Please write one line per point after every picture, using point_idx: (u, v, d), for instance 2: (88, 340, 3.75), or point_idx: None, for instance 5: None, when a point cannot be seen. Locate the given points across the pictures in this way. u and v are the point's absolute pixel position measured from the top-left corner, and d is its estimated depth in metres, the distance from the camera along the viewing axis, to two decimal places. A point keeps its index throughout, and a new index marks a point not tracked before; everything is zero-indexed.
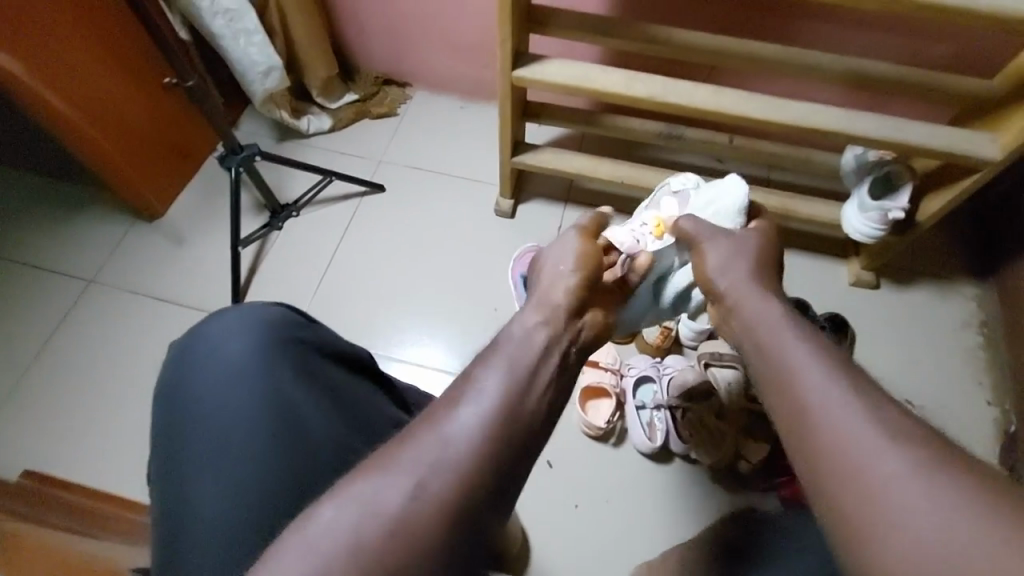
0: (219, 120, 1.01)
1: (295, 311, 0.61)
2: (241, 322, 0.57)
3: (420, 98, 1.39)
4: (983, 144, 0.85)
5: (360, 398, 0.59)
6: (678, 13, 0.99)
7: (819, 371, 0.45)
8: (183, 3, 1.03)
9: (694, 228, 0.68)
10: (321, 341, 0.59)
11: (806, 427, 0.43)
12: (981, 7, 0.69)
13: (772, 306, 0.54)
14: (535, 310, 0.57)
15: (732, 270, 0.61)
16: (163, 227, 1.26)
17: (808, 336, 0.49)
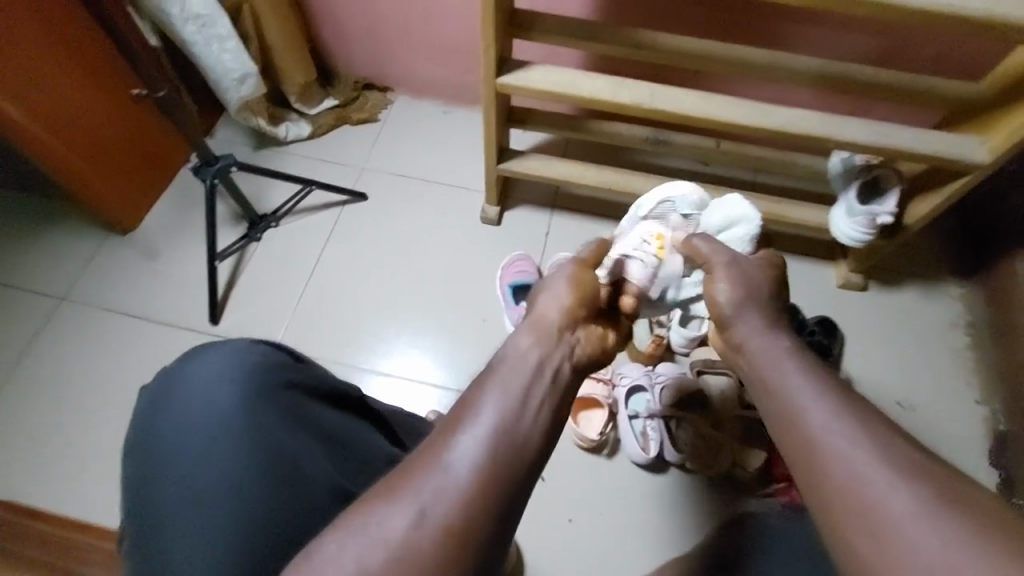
0: (192, 131, 0.97)
1: (279, 348, 0.58)
2: (223, 360, 0.53)
3: (402, 103, 1.36)
4: (972, 147, 0.84)
5: (347, 435, 0.57)
6: (664, 17, 0.98)
7: (819, 401, 0.48)
8: (151, 8, 0.99)
9: (709, 251, 0.66)
10: (308, 381, 0.57)
11: (819, 461, 0.44)
12: (970, 13, 0.68)
13: (774, 336, 0.57)
14: (526, 331, 0.55)
15: (740, 299, 0.61)
16: (137, 241, 1.21)
17: (810, 367, 0.52)
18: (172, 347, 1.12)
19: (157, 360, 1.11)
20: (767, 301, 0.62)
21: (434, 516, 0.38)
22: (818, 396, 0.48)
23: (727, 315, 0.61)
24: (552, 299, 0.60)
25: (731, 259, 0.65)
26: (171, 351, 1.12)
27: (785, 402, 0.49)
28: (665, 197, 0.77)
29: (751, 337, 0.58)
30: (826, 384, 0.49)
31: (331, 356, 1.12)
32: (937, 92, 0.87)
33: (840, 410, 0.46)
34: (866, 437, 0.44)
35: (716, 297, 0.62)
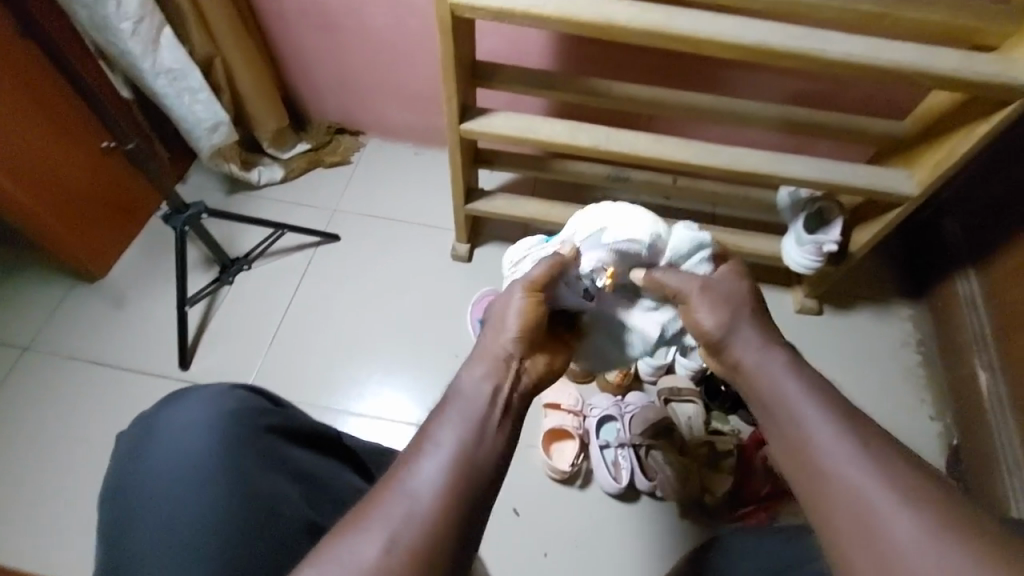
0: (161, 180, 0.99)
1: (257, 393, 0.59)
2: (199, 404, 0.54)
3: (373, 146, 1.41)
4: (900, 180, 0.91)
5: (327, 477, 0.57)
6: (618, 66, 1.05)
7: (824, 427, 0.45)
8: (123, 64, 1.02)
9: (680, 284, 0.62)
10: (284, 425, 0.57)
11: (822, 482, 0.43)
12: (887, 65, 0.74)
13: (770, 353, 0.54)
14: (479, 363, 0.53)
15: (727, 320, 0.57)
16: (106, 287, 1.21)
17: (813, 387, 0.49)
18: (140, 394, 1.11)
19: (124, 408, 1.09)
20: (755, 316, 0.58)
21: (401, 541, 0.39)
22: (821, 419, 0.46)
23: (715, 340, 0.58)
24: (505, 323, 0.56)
25: (703, 286, 0.60)
26: (139, 399, 1.10)
27: (788, 427, 0.48)
28: (636, 237, 0.64)
29: (747, 355, 0.55)
30: (830, 406, 0.47)
31: (304, 398, 1.12)
32: (867, 131, 0.95)
33: (845, 434, 0.44)
34: (872, 461, 0.42)
35: (698, 326, 0.59)
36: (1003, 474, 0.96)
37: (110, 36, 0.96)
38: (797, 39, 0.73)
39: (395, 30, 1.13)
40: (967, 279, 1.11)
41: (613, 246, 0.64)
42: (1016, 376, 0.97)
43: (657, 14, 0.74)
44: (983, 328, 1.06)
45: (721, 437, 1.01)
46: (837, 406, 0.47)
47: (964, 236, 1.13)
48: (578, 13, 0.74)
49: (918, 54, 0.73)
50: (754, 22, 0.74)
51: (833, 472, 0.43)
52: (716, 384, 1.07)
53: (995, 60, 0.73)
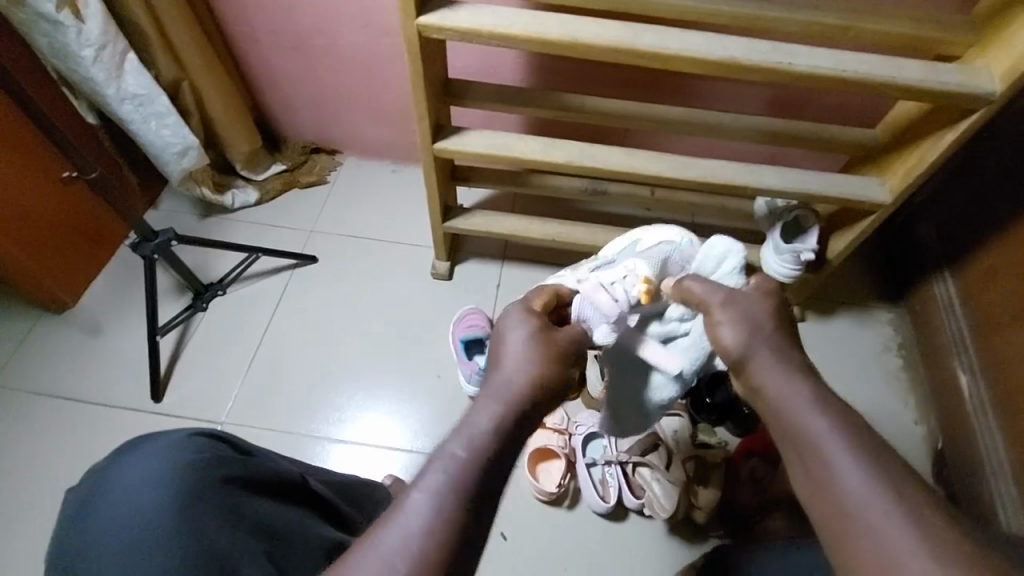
0: (129, 211, 0.96)
1: (216, 441, 0.56)
2: (152, 458, 0.49)
3: (350, 165, 1.39)
4: (873, 188, 0.92)
5: (291, 528, 0.55)
6: (591, 81, 1.05)
7: (856, 470, 0.42)
8: (86, 90, 1.00)
9: (704, 292, 0.57)
10: (245, 475, 0.54)
11: (853, 533, 0.41)
12: (858, 77, 0.74)
13: (793, 377, 0.50)
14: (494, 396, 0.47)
15: (753, 340, 0.53)
16: (75, 318, 1.17)
17: (842, 423, 0.45)
18: (110, 429, 1.07)
19: (94, 444, 1.05)
20: (778, 335, 0.53)
21: None
22: (852, 461, 0.43)
23: (738, 357, 0.53)
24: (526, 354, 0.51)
25: (727, 297, 0.56)
26: (109, 434, 1.06)
27: (814, 464, 0.44)
28: (666, 240, 0.71)
29: (769, 378, 0.50)
30: (860, 447, 0.44)
31: (282, 426, 1.09)
32: (841, 139, 0.95)
33: (880, 481, 0.41)
34: (907, 512, 0.40)
35: (721, 339, 0.55)
36: (988, 476, 0.96)
37: (72, 64, 0.95)
38: (762, 53, 0.74)
39: (367, 49, 1.13)
40: (945, 281, 1.12)
41: (646, 254, 0.71)
42: (995, 378, 0.98)
43: (624, 32, 0.74)
44: (962, 331, 1.06)
45: (709, 450, 1.00)
46: (868, 446, 0.44)
47: (939, 239, 1.14)
48: (546, 32, 0.74)
49: (885, 66, 0.74)
50: (720, 38, 0.75)
51: (866, 520, 0.40)
52: (700, 395, 1.05)
53: (957, 70, 0.74)
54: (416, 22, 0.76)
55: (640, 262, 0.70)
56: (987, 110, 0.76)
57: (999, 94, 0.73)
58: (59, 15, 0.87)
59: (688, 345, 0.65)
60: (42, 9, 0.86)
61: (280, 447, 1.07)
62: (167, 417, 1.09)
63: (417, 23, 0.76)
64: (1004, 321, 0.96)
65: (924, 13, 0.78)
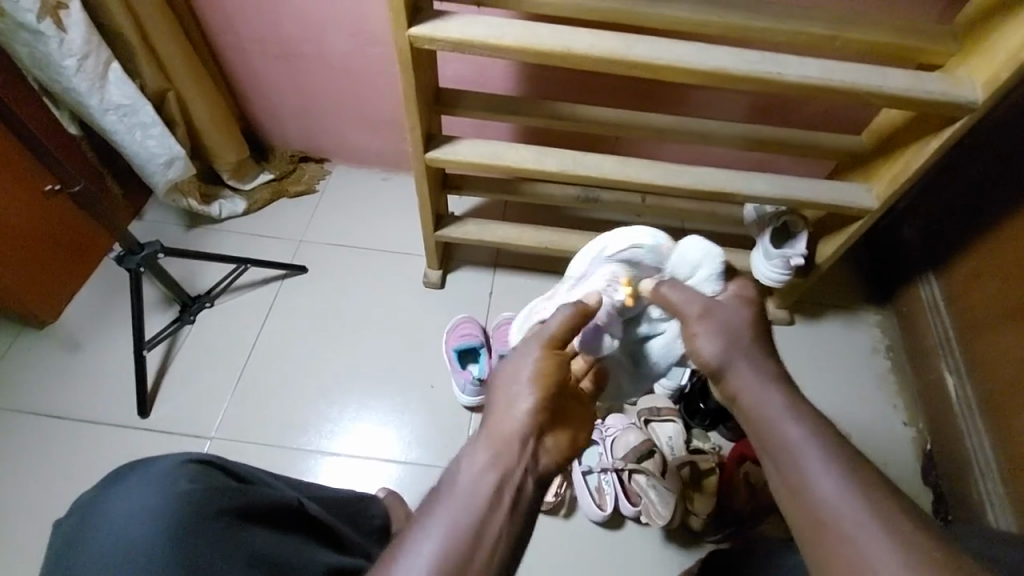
0: (113, 222, 0.94)
1: (210, 467, 0.55)
2: (142, 488, 0.48)
3: (339, 173, 1.38)
4: (861, 195, 0.93)
5: (288, 556, 0.53)
6: (580, 89, 1.05)
7: (830, 479, 0.45)
8: (68, 100, 0.98)
9: (681, 301, 0.58)
10: (240, 504, 0.53)
11: (828, 538, 0.44)
12: (847, 86, 0.75)
13: (769, 385, 0.52)
14: (477, 442, 0.48)
15: (732, 354, 0.54)
16: (58, 332, 1.15)
17: (816, 430, 0.48)
18: (95, 446, 1.04)
19: (78, 462, 1.03)
20: (753, 344, 0.55)
21: None
22: (826, 470, 0.46)
23: (716, 370, 0.55)
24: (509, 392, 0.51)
25: (705, 309, 0.57)
26: (95, 453, 1.04)
27: (792, 471, 0.47)
28: (635, 242, 0.63)
29: (747, 388, 0.53)
30: (834, 455, 0.46)
31: (273, 440, 1.07)
32: (827, 146, 0.96)
33: (851, 488, 0.44)
34: (875, 518, 0.42)
35: (699, 351, 0.56)
36: (976, 477, 0.98)
37: (54, 75, 0.93)
38: (751, 63, 0.74)
39: (356, 58, 1.12)
40: (930, 284, 1.14)
41: (615, 259, 0.65)
42: (982, 380, 1.00)
43: (616, 43, 0.75)
44: (947, 332, 1.08)
45: (702, 456, 1.01)
46: (841, 454, 0.46)
47: (924, 242, 1.16)
48: (539, 43, 0.74)
49: (871, 75, 0.75)
50: (710, 48, 0.75)
51: (839, 531, 0.43)
52: (694, 402, 1.06)
53: (940, 79, 0.76)
54: (407, 33, 0.76)
55: (614, 265, 0.65)
56: (969, 118, 0.77)
57: (981, 103, 0.75)
58: (41, 25, 0.86)
59: (663, 344, 0.64)
60: (22, 19, 0.85)
61: (271, 461, 1.05)
62: (154, 433, 1.06)
63: (408, 33, 0.76)
64: (987, 323, 0.99)
65: (909, 23, 0.79)
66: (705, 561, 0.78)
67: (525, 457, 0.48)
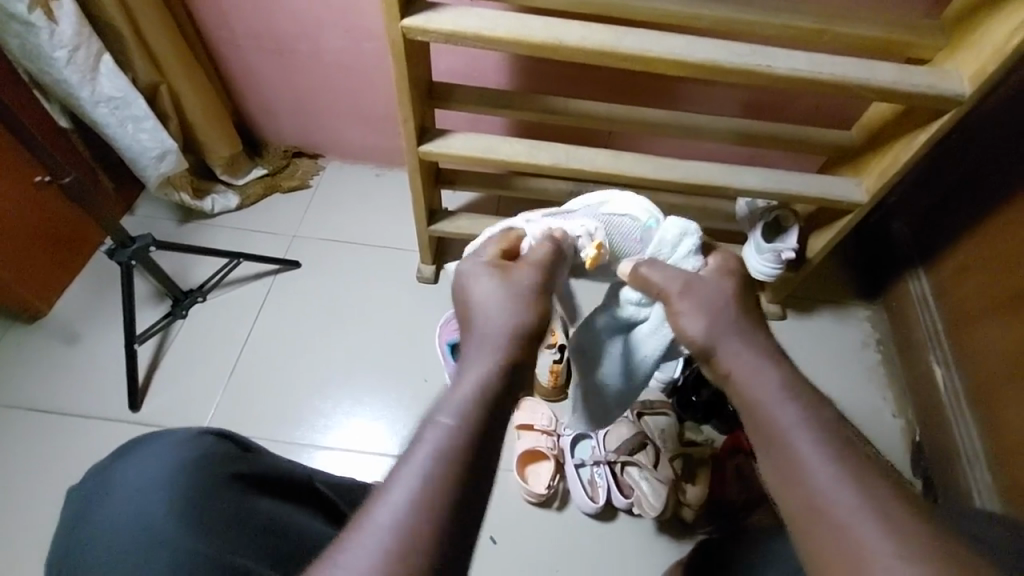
0: (104, 215, 0.94)
1: (227, 440, 0.56)
2: (156, 454, 0.50)
3: (332, 169, 1.38)
4: (850, 188, 0.94)
5: (295, 525, 0.53)
6: (572, 85, 1.06)
7: (823, 461, 0.44)
8: (59, 92, 0.97)
9: (662, 280, 0.56)
10: (251, 474, 0.53)
11: (821, 523, 0.42)
12: (836, 79, 0.75)
13: (764, 365, 0.50)
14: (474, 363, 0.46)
15: (720, 332, 0.52)
16: (49, 326, 1.14)
17: (810, 413, 0.47)
18: (86, 440, 1.04)
19: (69, 457, 1.02)
20: (742, 321, 0.53)
21: None
22: (820, 454, 0.44)
23: (705, 348, 0.53)
24: (487, 307, 0.49)
25: (686, 285, 0.56)
26: (85, 446, 1.03)
27: (785, 454, 0.45)
28: (630, 213, 0.65)
29: (740, 367, 0.50)
30: (828, 439, 0.45)
31: (266, 434, 1.07)
32: (818, 140, 0.97)
33: (845, 473, 0.43)
34: (869, 504, 0.41)
35: (683, 329, 0.54)
36: (963, 465, 0.99)
37: (45, 66, 0.93)
38: (742, 56, 0.75)
39: (349, 53, 1.12)
40: (918, 279, 1.15)
41: (605, 221, 0.66)
42: (970, 371, 1.01)
43: (606, 35, 0.75)
44: (935, 324, 1.10)
45: (695, 448, 1.02)
46: (835, 439, 0.45)
47: (914, 238, 1.17)
48: (531, 35, 0.74)
49: (859, 68, 0.76)
50: (700, 41, 0.76)
51: (831, 517, 0.42)
52: (686, 395, 1.06)
53: (927, 72, 0.77)
54: (400, 25, 0.76)
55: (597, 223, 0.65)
56: (956, 112, 0.78)
57: (967, 96, 0.75)
58: (31, 16, 0.85)
59: (649, 331, 0.65)
60: (13, 9, 0.84)
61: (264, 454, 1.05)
62: (146, 428, 1.06)
63: (401, 25, 0.76)
64: (973, 314, 1.00)
65: (897, 18, 0.80)
66: (693, 551, 0.78)
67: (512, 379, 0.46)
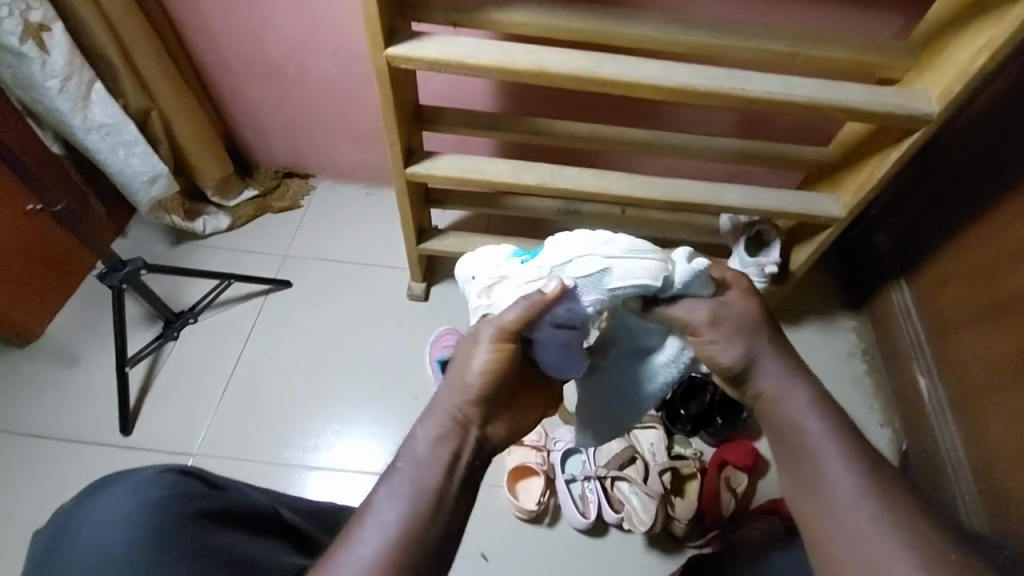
0: (95, 240, 0.95)
1: (192, 475, 0.56)
2: (122, 494, 0.50)
3: (323, 188, 1.39)
4: (828, 204, 0.97)
5: (266, 559, 0.53)
6: (557, 106, 1.09)
7: (842, 467, 0.50)
8: (51, 119, 0.99)
9: (689, 313, 0.59)
10: (218, 509, 0.54)
11: (835, 520, 0.49)
12: (809, 101, 0.78)
13: (793, 381, 0.56)
14: (433, 419, 0.53)
15: (754, 353, 0.57)
16: (40, 351, 1.14)
17: (833, 425, 0.53)
18: (77, 465, 1.04)
19: (59, 482, 1.02)
20: (771, 342, 0.58)
21: None
22: (841, 461, 0.50)
23: (736, 371, 0.58)
24: (461, 372, 0.54)
25: (713, 317, 0.58)
26: (75, 472, 1.03)
27: (809, 460, 0.52)
28: (640, 277, 0.56)
29: (771, 383, 0.56)
30: (846, 448, 0.51)
31: (257, 456, 1.07)
32: (796, 157, 0.99)
33: (860, 479, 0.49)
34: (879, 505, 0.48)
35: (717, 359, 0.58)
36: (949, 474, 1.01)
37: (37, 95, 0.94)
38: (717, 80, 0.77)
39: (339, 76, 1.14)
40: (900, 289, 1.17)
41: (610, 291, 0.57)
42: (951, 379, 1.03)
43: (584, 61, 0.77)
44: (917, 332, 1.12)
45: (684, 462, 1.03)
46: (852, 447, 0.51)
47: (894, 249, 1.19)
48: (512, 62, 0.76)
49: (831, 90, 0.78)
50: (676, 65, 0.78)
51: (849, 524, 0.48)
52: (675, 408, 1.07)
53: (897, 93, 0.79)
54: (385, 53, 0.78)
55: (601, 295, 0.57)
56: (925, 131, 0.81)
57: (935, 115, 0.78)
58: (23, 47, 0.88)
59: (669, 359, 0.64)
60: (5, 41, 0.86)
61: (255, 476, 1.05)
62: (138, 451, 1.06)
63: (386, 53, 0.78)
64: (955, 323, 1.02)
65: (867, 40, 0.83)
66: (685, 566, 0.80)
67: (469, 433, 0.53)
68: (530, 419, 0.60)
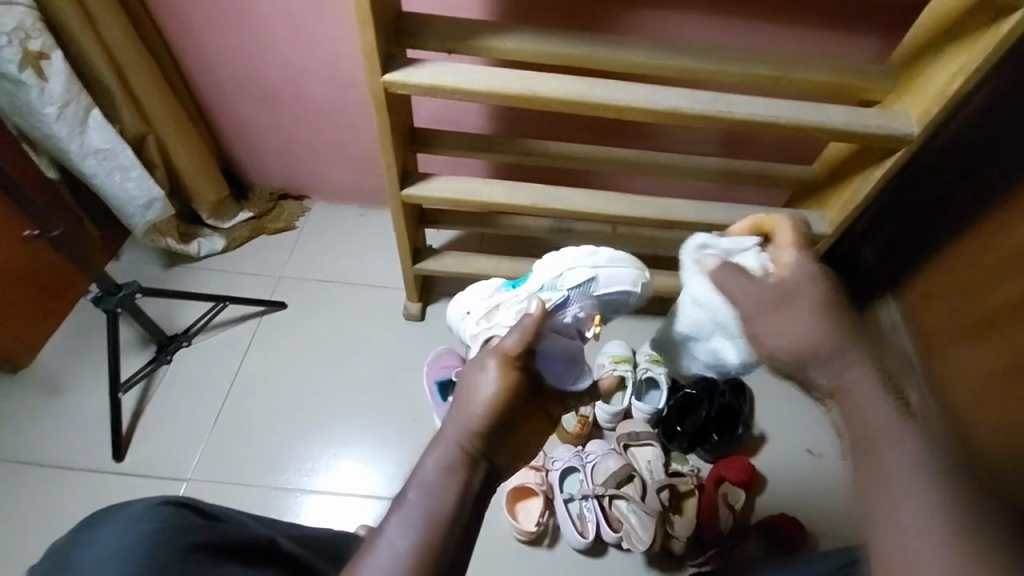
0: (91, 265, 0.95)
1: (188, 508, 0.55)
2: (117, 529, 0.49)
3: (318, 210, 1.40)
4: (816, 220, 0.99)
5: None
6: (549, 128, 1.11)
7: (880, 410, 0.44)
8: (47, 144, 0.99)
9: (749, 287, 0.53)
10: (215, 540, 0.53)
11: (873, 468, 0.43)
12: (793, 123, 0.80)
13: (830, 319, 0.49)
14: (442, 449, 0.51)
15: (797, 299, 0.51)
16: (31, 377, 1.13)
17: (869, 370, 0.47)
18: (67, 494, 1.02)
19: (49, 511, 1.00)
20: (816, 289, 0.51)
21: None
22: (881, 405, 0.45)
23: (820, 351, 0.48)
24: (469, 399, 0.53)
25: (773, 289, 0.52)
26: (65, 501, 1.01)
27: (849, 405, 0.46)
28: (620, 282, 0.68)
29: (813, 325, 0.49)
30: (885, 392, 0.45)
31: (252, 480, 1.06)
32: (783, 175, 1.02)
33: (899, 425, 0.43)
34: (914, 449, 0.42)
35: (779, 335, 0.51)
36: None
37: (35, 121, 0.95)
38: (705, 103, 0.80)
39: (334, 100, 1.16)
40: (887, 305, 1.17)
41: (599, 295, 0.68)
42: (944, 394, 1.04)
43: (576, 86, 0.80)
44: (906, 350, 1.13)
45: (681, 478, 1.03)
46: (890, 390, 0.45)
47: (881, 265, 1.19)
48: (506, 87, 0.79)
49: (814, 112, 0.81)
50: (666, 89, 0.81)
51: (904, 509, 0.40)
52: (671, 425, 1.08)
53: (878, 114, 0.82)
54: (381, 79, 0.80)
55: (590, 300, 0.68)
56: (906, 150, 0.83)
57: (915, 134, 0.81)
58: (22, 75, 0.89)
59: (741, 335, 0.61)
60: (4, 69, 0.88)
61: (250, 500, 1.04)
62: (130, 478, 1.04)
63: (383, 80, 0.80)
64: (948, 336, 1.04)
65: (849, 64, 0.86)
66: None
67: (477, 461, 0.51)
68: (534, 448, 0.59)
